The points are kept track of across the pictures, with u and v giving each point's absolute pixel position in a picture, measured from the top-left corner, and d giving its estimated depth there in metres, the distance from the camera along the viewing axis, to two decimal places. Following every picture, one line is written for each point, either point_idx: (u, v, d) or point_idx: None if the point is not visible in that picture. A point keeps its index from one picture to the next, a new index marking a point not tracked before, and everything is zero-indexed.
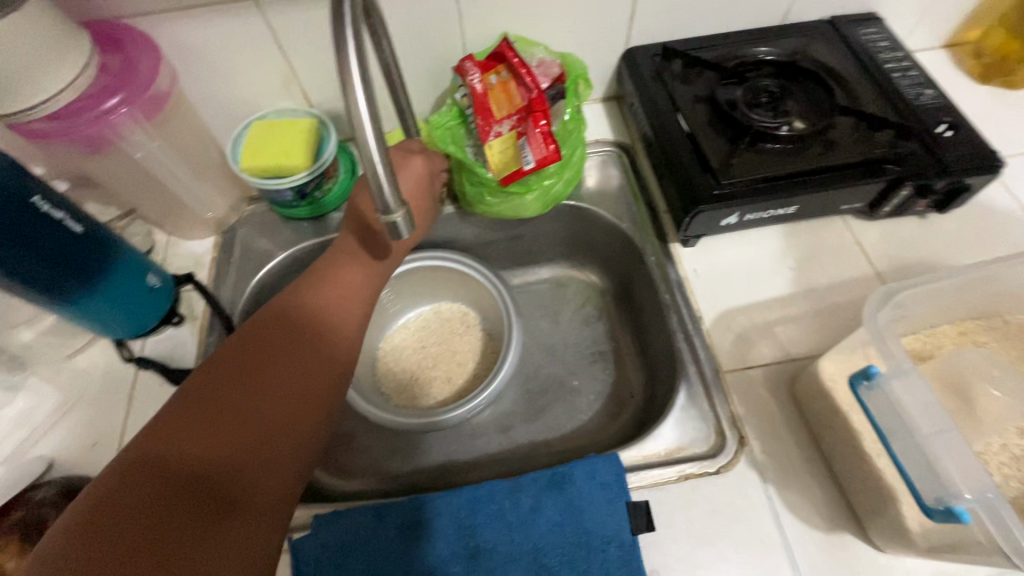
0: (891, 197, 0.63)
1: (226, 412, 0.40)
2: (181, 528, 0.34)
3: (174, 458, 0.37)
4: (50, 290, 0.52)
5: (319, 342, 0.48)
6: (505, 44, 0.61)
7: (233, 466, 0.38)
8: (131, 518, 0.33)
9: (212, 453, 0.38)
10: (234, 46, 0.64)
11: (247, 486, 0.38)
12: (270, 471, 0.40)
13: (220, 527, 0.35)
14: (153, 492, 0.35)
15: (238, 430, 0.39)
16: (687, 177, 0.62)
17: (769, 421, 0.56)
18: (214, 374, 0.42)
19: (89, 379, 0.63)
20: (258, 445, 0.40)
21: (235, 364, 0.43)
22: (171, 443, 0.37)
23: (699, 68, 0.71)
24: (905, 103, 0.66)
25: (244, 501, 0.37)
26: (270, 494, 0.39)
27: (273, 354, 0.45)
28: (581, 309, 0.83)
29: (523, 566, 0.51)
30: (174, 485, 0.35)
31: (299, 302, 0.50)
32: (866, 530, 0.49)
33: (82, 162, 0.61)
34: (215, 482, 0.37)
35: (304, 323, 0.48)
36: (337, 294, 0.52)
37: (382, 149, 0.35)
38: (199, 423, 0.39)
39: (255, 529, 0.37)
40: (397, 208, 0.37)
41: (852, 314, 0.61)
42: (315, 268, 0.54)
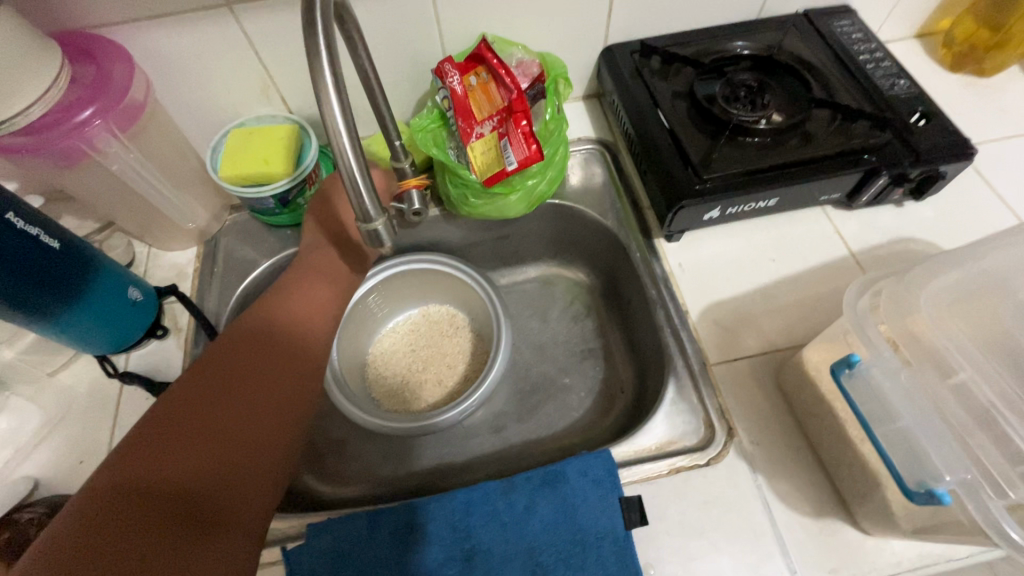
0: (868, 187, 0.64)
1: (201, 431, 0.41)
2: (167, 543, 0.35)
3: (156, 471, 0.38)
4: (34, 309, 0.51)
5: (288, 361, 0.50)
6: (484, 45, 0.61)
7: (212, 482, 0.40)
8: (115, 536, 0.34)
9: (191, 470, 0.39)
10: (209, 54, 0.63)
11: (227, 501, 0.40)
12: (249, 480, 0.42)
13: (204, 541, 0.37)
14: (137, 503, 0.36)
15: (215, 447, 0.41)
16: (669, 173, 0.63)
17: (756, 411, 0.56)
18: (187, 392, 0.44)
19: (73, 396, 0.62)
20: (235, 458, 0.42)
21: (207, 384, 0.45)
22: (151, 457, 0.39)
23: (677, 64, 0.71)
24: (880, 94, 0.67)
25: (225, 510, 0.39)
26: (250, 502, 0.41)
27: (244, 373, 0.47)
28: (569, 306, 0.83)
29: (519, 566, 0.51)
30: (156, 502, 0.36)
31: (266, 323, 0.52)
32: (854, 515, 0.50)
33: (57, 176, 0.60)
34: (195, 499, 0.38)
35: (272, 341, 0.51)
36: (301, 317, 0.55)
37: (363, 161, 0.36)
38: (178, 438, 0.40)
39: (237, 542, 0.39)
40: (379, 216, 0.38)
41: (835, 303, 0.62)
42: (282, 290, 0.57)
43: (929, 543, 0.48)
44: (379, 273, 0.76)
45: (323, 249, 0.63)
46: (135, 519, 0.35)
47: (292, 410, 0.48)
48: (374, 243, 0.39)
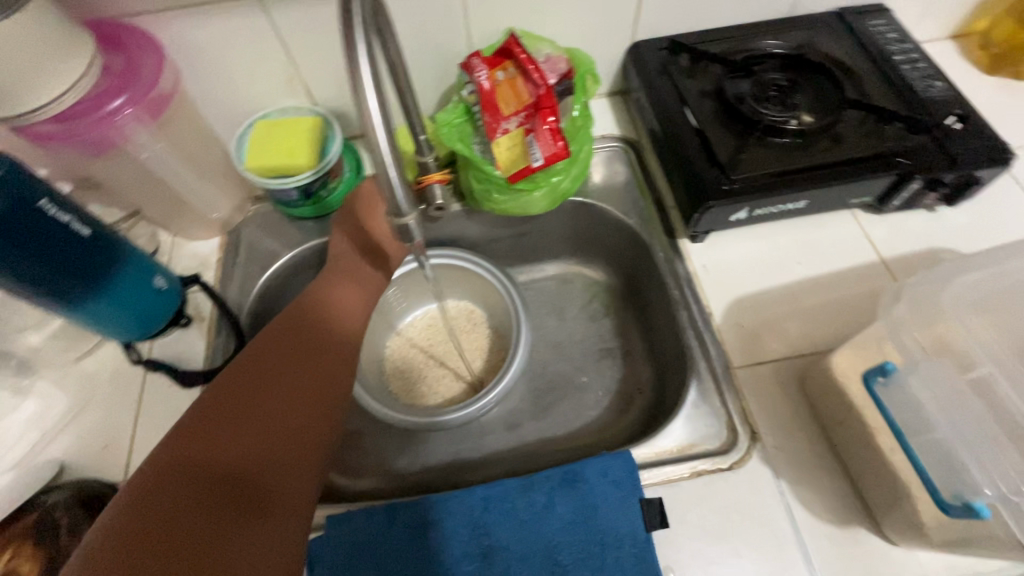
0: (901, 190, 0.62)
1: (243, 420, 0.43)
2: (216, 526, 0.36)
3: (205, 464, 0.39)
4: (59, 294, 0.52)
5: (324, 352, 0.52)
6: (512, 39, 0.61)
7: (256, 468, 0.41)
8: (165, 522, 0.35)
9: (235, 458, 0.40)
10: (237, 44, 0.63)
11: (272, 484, 0.41)
12: (291, 472, 0.42)
13: (251, 523, 0.37)
14: (188, 494, 0.37)
15: (257, 434, 0.42)
16: (696, 172, 0.62)
17: (780, 416, 0.56)
18: (231, 390, 0.45)
19: (98, 381, 0.63)
20: (277, 450, 0.42)
21: (249, 382, 0.46)
22: (199, 450, 0.40)
23: (706, 62, 0.70)
24: (915, 96, 0.65)
25: (271, 500, 0.40)
26: (294, 493, 0.41)
27: (281, 365, 0.48)
28: (587, 305, 0.82)
29: (537, 566, 0.51)
30: (205, 488, 0.38)
31: (299, 318, 0.54)
32: (880, 524, 0.50)
33: (86, 164, 0.60)
34: (241, 483, 0.39)
35: (308, 338, 0.52)
36: (334, 312, 0.57)
37: (399, 159, 0.36)
38: (223, 432, 0.41)
39: (284, 524, 0.39)
40: (410, 212, 0.39)
41: (862, 308, 0.61)
42: (312, 290, 0.58)
43: (957, 555, 0.47)
44: (399, 267, 0.76)
45: (349, 255, 0.64)
46: (185, 504, 0.36)
47: (329, 397, 0.49)
48: (405, 238, 0.41)
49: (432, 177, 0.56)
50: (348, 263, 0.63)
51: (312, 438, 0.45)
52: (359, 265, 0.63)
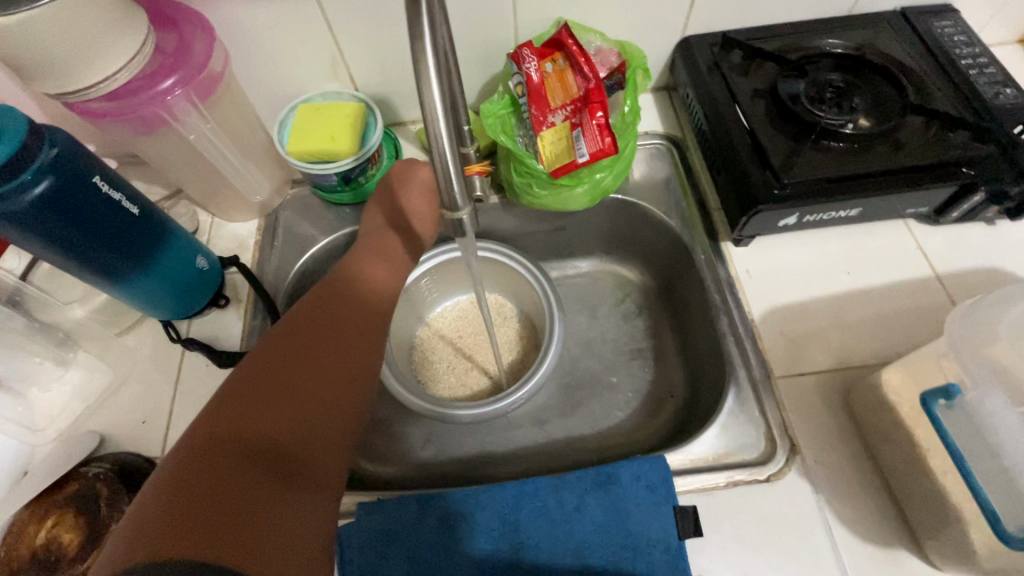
0: (961, 202, 0.60)
1: (283, 387, 0.41)
2: (258, 495, 0.34)
3: (244, 432, 0.37)
4: (106, 272, 0.53)
5: (359, 324, 0.50)
6: (564, 30, 0.59)
7: (297, 438, 0.39)
8: (208, 488, 0.33)
9: (275, 427, 0.39)
10: (285, 27, 0.63)
11: (311, 456, 0.39)
12: (326, 445, 0.41)
13: (293, 495, 0.36)
14: (228, 461, 0.35)
15: (298, 402, 0.41)
16: (745, 175, 0.60)
17: (821, 430, 0.54)
18: (267, 358, 0.43)
19: (137, 357, 0.64)
20: (313, 422, 0.41)
21: (284, 351, 0.44)
22: (237, 418, 0.38)
23: (759, 59, 0.68)
24: (982, 102, 0.62)
25: (307, 473, 0.38)
26: (328, 467, 0.40)
27: (320, 333, 0.47)
28: (620, 304, 0.81)
29: (568, 566, 0.51)
30: (247, 455, 0.36)
31: (334, 290, 0.52)
32: (923, 547, 0.48)
33: (135, 142, 0.61)
34: (282, 453, 0.38)
35: (343, 310, 0.50)
36: (368, 287, 0.55)
37: (458, 155, 0.38)
38: (261, 401, 0.40)
39: (321, 498, 0.38)
40: (464, 207, 0.41)
41: (912, 323, 0.59)
42: (346, 266, 0.57)
43: None
44: (433, 257, 0.75)
45: (382, 237, 0.63)
46: (228, 471, 0.35)
47: (365, 370, 0.47)
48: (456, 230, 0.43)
49: (473, 168, 0.55)
50: (382, 240, 0.62)
51: (348, 410, 0.44)
52: (392, 242, 0.63)
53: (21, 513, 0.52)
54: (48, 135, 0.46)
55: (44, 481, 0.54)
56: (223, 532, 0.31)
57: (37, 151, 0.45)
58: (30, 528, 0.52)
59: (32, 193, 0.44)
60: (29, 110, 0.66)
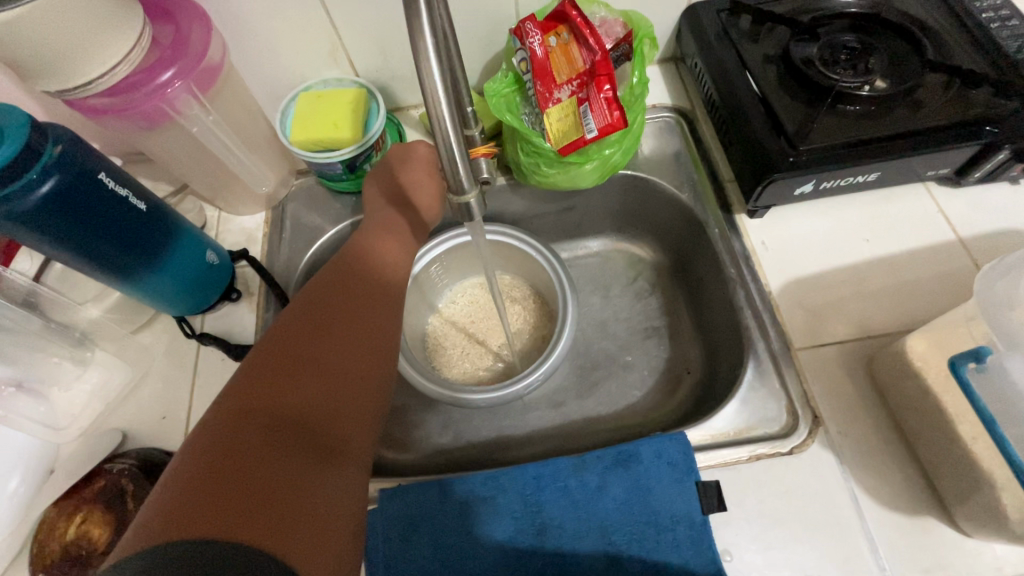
0: (984, 161, 0.58)
1: (306, 365, 0.41)
2: (289, 465, 0.35)
3: (269, 405, 0.38)
4: (118, 270, 0.53)
5: (377, 302, 0.50)
6: (568, 2, 0.56)
7: (321, 413, 0.40)
8: (240, 459, 0.34)
9: (300, 405, 0.39)
10: (282, 13, 0.61)
11: (337, 430, 0.40)
12: (350, 418, 0.41)
13: (322, 466, 0.36)
14: (258, 433, 0.36)
15: (319, 376, 0.41)
16: (760, 143, 0.58)
17: (844, 401, 0.53)
18: (287, 335, 0.44)
19: (154, 354, 0.64)
20: (337, 395, 0.41)
21: (303, 326, 0.44)
22: (263, 393, 0.38)
23: (770, 24, 0.66)
24: (1006, 56, 0.59)
25: (335, 446, 0.39)
26: (354, 441, 0.40)
27: (338, 311, 0.47)
28: (632, 283, 0.80)
29: (592, 545, 0.50)
30: (275, 427, 0.36)
31: (347, 266, 0.53)
32: (952, 514, 0.47)
33: (138, 138, 0.60)
34: (307, 427, 0.38)
35: (357, 285, 0.50)
36: (382, 267, 0.55)
37: (461, 135, 0.37)
38: (283, 376, 0.40)
39: (351, 471, 0.39)
40: (472, 190, 0.41)
41: (935, 291, 0.58)
42: (359, 245, 0.56)
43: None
44: (443, 242, 0.75)
45: (389, 218, 0.62)
46: (256, 446, 0.35)
47: (385, 349, 0.48)
48: (463, 214, 0.42)
49: (478, 150, 0.54)
50: (389, 222, 0.61)
51: (370, 388, 0.44)
52: (401, 224, 0.62)
53: (50, 510, 0.53)
54: (51, 133, 0.46)
55: (71, 478, 0.54)
56: (258, 502, 0.32)
57: (39, 149, 0.44)
58: (60, 525, 0.52)
59: (37, 193, 0.44)
60: (32, 110, 0.66)
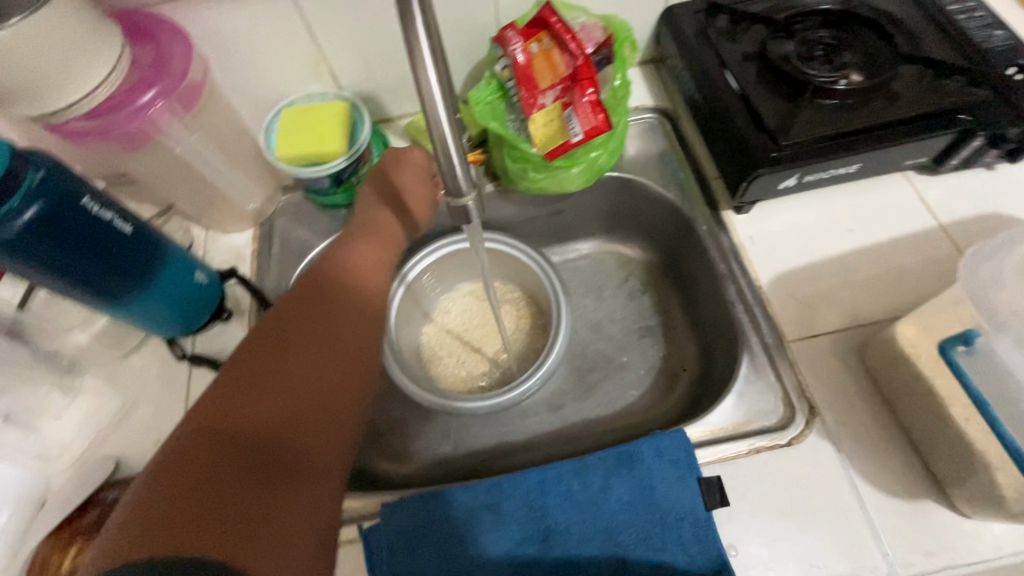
0: (959, 149, 0.59)
1: (276, 379, 0.41)
2: (251, 488, 0.34)
3: (235, 423, 0.37)
4: (107, 294, 0.52)
5: (352, 310, 0.50)
6: (547, 8, 0.57)
7: (290, 428, 0.39)
8: (201, 482, 0.33)
9: (271, 420, 0.38)
10: (263, 30, 0.61)
11: (306, 446, 0.39)
12: (321, 433, 0.40)
13: (287, 486, 0.36)
14: (221, 454, 0.35)
15: (289, 391, 0.40)
16: (743, 140, 0.59)
17: (839, 391, 0.54)
18: (258, 347, 0.43)
19: (145, 378, 0.63)
20: (308, 410, 0.40)
21: (275, 339, 0.44)
22: (229, 408, 0.38)
23: (746, 23, 0.67)
24: (974, 47, 0.61)
25: (304, 463, 0.38)
26: (326, 457, 0.40)
27: (313, 321, 0.46)
28: (624, 283, 0.80)
29: (598, 548, 0.50)
30: (240, 447, 0.36)
31: (324, 273, 0.52)
32: (950, 497, 0.48)
33: (121, 159, 0.59)
34: (274, 445, 0.37)
35: (334, 294, 0.49)
36: (358, 272, 0.54)
37: (458, 141, 0.37)
38: (252, 391, 0.39)
39: (323, 487, 0.38)
40: (468, 193, 0.40)
41: (920, 277, 0.59)
42: (339, 250, 0.55)
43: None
44: (433, 251, 0.75)
45: (380, 218, 0.61)
46: (220, 469, 0.34)
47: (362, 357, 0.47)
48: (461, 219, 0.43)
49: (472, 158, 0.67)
50: (378, 224, 0.60)
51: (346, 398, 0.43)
52: (386, 225, 0.61)
53: (43, 543, 0.51)
54: (33, 160, 0.45)
55: (65, 509, 0.53)
56: (216, 530, 0.31)
57: (23, 175, 0.44)
58: (53, 559, 0.51)
59: (22, 220, 0.43)
60: (9, 136, 0.65)
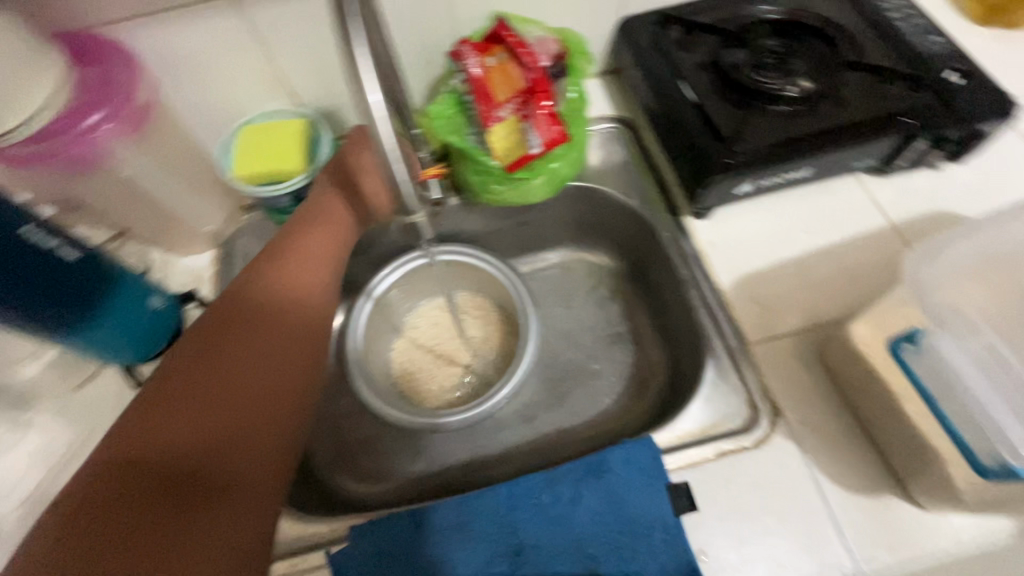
0: (905, 150, 0.61)
1: (195, 404, 0.45)
2: (160, 520, 0.38)
3: (153, 451, 0.41)
4: (53, 324, 0.50)
5: (292, 326, 0.55)
6: (500, 24, 0.58)
7: (213, 452, 0.44)
8: (109, 521, 0.37)
9: (166, 441, 0.42)
10: (215, 49, 0.60)
11: (238, 466, 0.44)
12: (256, 451, 0.46)
13: (207, 509, 0.41)
14: (131, 488, 0.39)
15: (206, 415, 0.45)
16: (698, 148, 0.60)
17: (801, 391, 0.55)
18: (169, 386, 0.46)
19: (102, 408, 0.61)
20: (236, 428, 0.46)
21: (181, 375, 0.47)
22: (149, 436, 0.42)
23: (699, 33, 0.68)
24: (914, 52, 0.64)
25: (226, 485, 0.43)
26: (256, 477, 0.45)
27: (250, 338, 0.51)
28: (593, 291, 0.81)
29: (569, 561, 0.50)
30: (148, 483, 0.40)
31: (237, 296, 0.53)
32: (909, 490, 0.49)
33: (68, 185, 0.58)
34: (196, 467, 0.42)
35: (249, 318, 0.52)
36: (291, 283, 0.57)
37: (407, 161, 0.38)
38: (160, 422, 0.43)
39: (253, 479, 0.44)
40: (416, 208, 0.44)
41: (873, 276, 0.60)
42: (265, 266, 0.57)
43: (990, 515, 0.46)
44: (398, 267, 0.74)
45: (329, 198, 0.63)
46: (116, 516, 0.37)
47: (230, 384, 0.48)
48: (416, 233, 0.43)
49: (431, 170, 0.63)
50: (327, 211, 0.63)
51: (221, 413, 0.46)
52: (336, 212, 0.63)
53: None
54: None
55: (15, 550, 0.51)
56: (121, 563, 0.35)
57: None
58: None
59: None
60: None
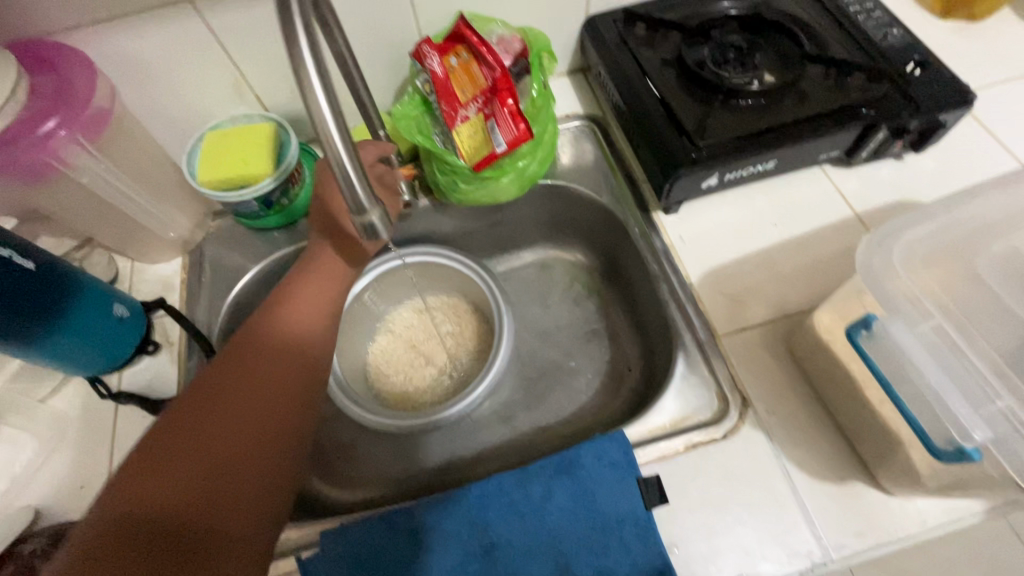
0: (868, 141, 0.62)
1: (198, 452, 0.39)
2: None
3: (145, 508, 0.36)
4: (12, 336, 0.49)
5: (287, 367, 0.47)
6: (461, 22, 0.58)
7: (211, 509, 0.38)
8: None
9: (166, 511, 0.36)
10: (176, 54, 0.60)
11: (230, 530, 0.38)
12: (249, 513, 0.39)
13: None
14: (112, 554, 0.33)
15: (206, 464, 0.39)
16: (663, 143, 0.61)
17: (770, 381, 0.55)
18: (170, 431, 0.40)
19: (68, 420, 0.60)
20: (238, 480, 0.40)
21: (186, 415, 0.41)
22: (144, 488, 0.36)
23: (663, 30, 0.69)
24: (874, 45, 0.64)
25: (218, 552, 0.37)
26: (249, 543, 0.39)
27: (255, 381, 0.44)
28: (569, 289, 0.81)
29: (541, 558, 0.50)
30: (137, 546, 0.34)
31: (251, 331, 0.48)
32: (876, 477, 0.49)
33: (27, 193, 0.57)
34: (190, 529, 0.36)
35: (263, 351, 0.47)
36: (303, 319, 0.51)
37: (354, 154, 0.35)
38: (158, 472, 0.37)
39: (248, 544, 0.39)
40: (372, 208, 0.37)
41: (839, 266, 0.61)
42: (280, 293, 0.52)
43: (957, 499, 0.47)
44: (371, 270, 0.74)
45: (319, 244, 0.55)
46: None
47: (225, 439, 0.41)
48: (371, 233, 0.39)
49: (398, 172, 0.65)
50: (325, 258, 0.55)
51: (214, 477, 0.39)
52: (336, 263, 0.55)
53: None
54: None
55: None
56: None
57: None
58: None
59: None
60: None
